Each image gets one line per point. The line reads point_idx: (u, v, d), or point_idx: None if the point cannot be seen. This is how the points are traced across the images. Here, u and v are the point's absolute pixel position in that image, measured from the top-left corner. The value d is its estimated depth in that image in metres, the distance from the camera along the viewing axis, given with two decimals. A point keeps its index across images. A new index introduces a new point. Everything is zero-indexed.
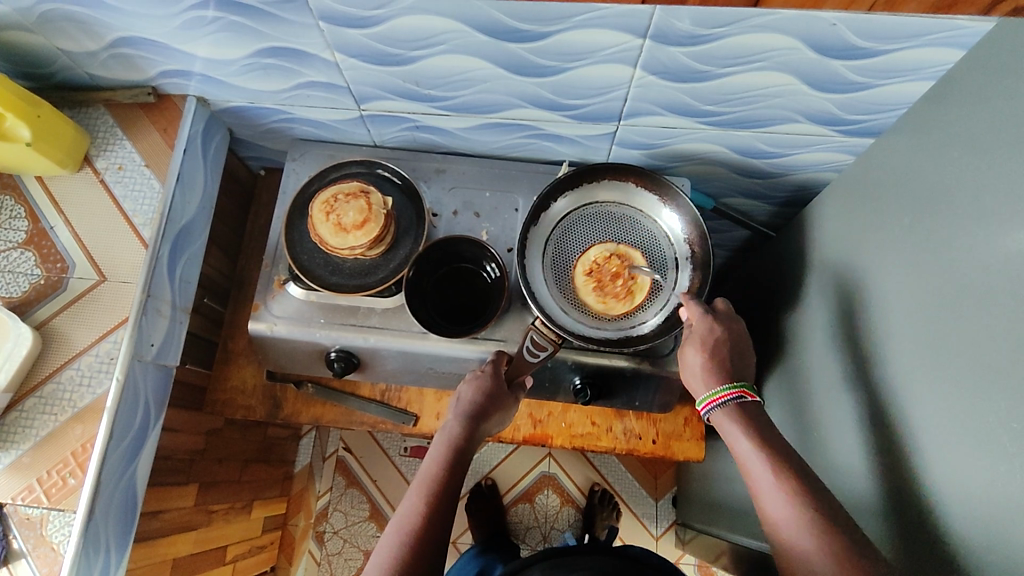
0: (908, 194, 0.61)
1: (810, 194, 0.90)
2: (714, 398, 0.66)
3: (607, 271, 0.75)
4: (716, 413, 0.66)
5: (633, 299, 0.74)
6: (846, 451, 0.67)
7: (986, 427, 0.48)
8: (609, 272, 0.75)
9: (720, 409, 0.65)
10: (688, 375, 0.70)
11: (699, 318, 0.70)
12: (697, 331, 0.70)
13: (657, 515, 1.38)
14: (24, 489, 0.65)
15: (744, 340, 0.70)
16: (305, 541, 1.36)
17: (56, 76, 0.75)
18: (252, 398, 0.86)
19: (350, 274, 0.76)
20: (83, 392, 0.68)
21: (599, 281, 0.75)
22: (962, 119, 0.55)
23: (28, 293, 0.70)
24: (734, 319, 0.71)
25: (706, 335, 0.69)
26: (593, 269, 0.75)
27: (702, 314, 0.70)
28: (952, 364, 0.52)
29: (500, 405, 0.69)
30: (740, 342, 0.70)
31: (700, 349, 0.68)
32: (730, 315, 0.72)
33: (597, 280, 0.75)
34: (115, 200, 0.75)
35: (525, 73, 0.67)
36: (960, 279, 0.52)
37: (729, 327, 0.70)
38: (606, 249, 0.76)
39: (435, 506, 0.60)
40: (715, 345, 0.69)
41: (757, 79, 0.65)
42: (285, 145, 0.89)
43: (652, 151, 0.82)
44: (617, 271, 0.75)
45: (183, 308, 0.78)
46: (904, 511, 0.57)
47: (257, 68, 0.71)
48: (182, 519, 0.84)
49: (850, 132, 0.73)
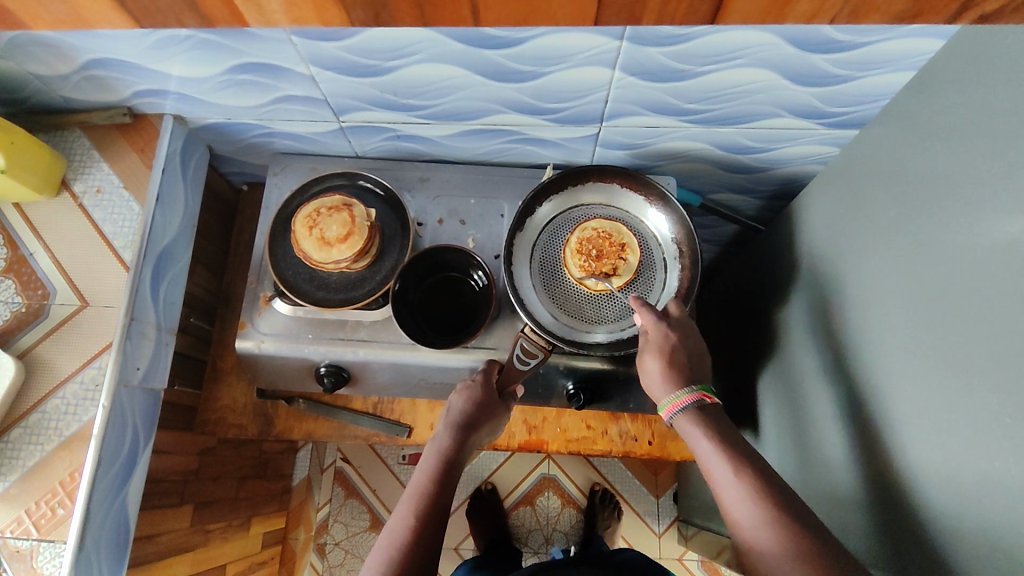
0: (894, 185, 0.60)
1: (796, 188, 0.90)
2: (675, 402, 0.64)
3: (598, 247, 0.75)
4: (678, 416, 0.64)
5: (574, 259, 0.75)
6: (837, 444, 0.66)
7: (976, 423, 0.47)
8: (599, 264, 0.74)
9: (682, 413, 0.64)
10: (646, 383, 0.69)
11: (656, 326, 0.68)
12: (654, 339, 0.68)
13: (659, 513, 1.38)
14: (13, 521, 0.64)
15: (699, 347, 0.69)
16: (307, 554, 1.35)
17: (29, 99, 0.74)
18: (243, 417, 0.86)
19: (336, 288, 0.75)
20: (69, 421, 0.67)
21: (596, 253, 0.75)
22: (945, 108, 0.55)
23: (10, 321, 0.69)
24: (687, 325, 0.70)
25: (663, 343, 0.67)
26: (600, 253, 0.75)
27: (654, 320, 0.69)
28: (939, 358, 0.51)
29: (491, 415, 0.69)
30: (695, 347, 0.69)
31: (659, 357, 0.67)
32: (685, 321, 0.70)
33: (594, 253, 0.75)
34: (94, 223, 0.74)
35: (503, 79, 0.66)
36: (946, 272, 0.52)
37: (683, 335, 0.69)
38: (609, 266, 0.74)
39: (426, 517, 0.59)
40: (673, 360, 0.67)
41: (737, 75, 0.64)
42: (265, 159, 0.88)
43: (635, 151, 0.81)
44: (599, 264, 0.74)
45: (168, 329, 0.78)
46: (894, 506, 0.56)
47: (233, 84, 0.70)
48: (178, 541, 0.83)
49: (832, 124, 0.73)
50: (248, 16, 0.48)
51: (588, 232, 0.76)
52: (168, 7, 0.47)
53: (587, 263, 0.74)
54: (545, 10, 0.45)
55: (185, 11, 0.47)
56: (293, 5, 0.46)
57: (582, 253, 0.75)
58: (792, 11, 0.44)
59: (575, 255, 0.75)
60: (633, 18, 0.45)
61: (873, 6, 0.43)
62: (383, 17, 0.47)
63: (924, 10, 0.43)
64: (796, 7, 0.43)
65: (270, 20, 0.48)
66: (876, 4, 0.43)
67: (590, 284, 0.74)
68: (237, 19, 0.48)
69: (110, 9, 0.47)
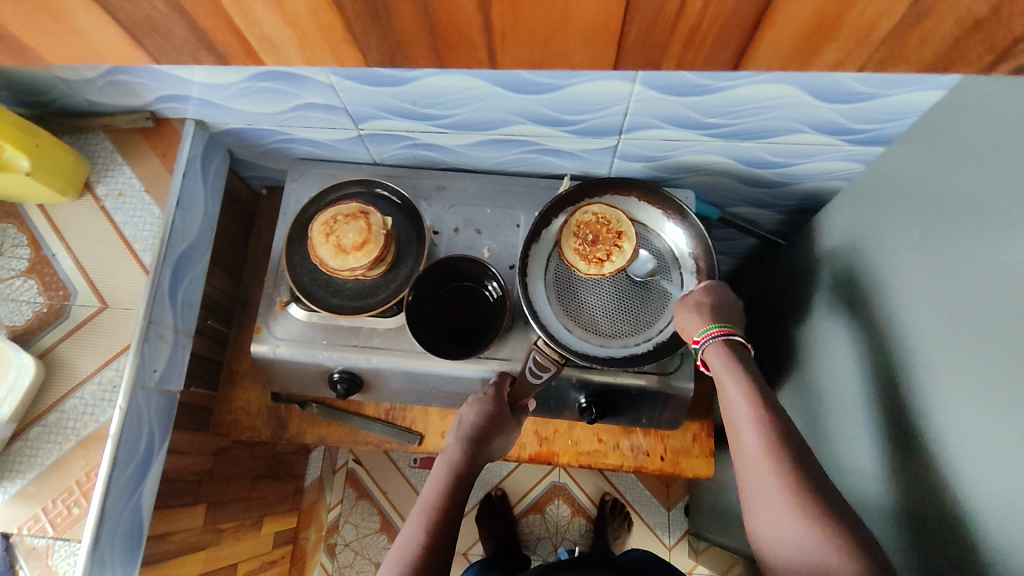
0: (921, 206, 0.59)
1: (819, 203, 0.88)
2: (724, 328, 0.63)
3: (595, 233, 0.74)
4: (717, 352, 0.62)
5: (570, 242, 0.74)
6: (857, 466, 0.65)
7: (1001, 459, 0.46)
8: (594, 248, 0.73)
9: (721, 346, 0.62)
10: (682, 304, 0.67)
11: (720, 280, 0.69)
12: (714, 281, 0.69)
13: (669, 525, 1.36)
14: (29, 518, 0.65)
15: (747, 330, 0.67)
16: (317, 554, 1.36)
17: (55, 103, 0.76)
18: (257, 419, 0.86)
19: (351, 295, 0.76)
20: (87, 420, 0.68)
21: (592, 237, 0.74)
22: (975, 131, 0.53)
23: (32, 320, 0.71)
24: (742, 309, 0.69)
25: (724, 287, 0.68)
26: (593, 237, 0.74)
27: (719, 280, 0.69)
28: (965, 389, 0.50)
29: (502, 429, 0.68)
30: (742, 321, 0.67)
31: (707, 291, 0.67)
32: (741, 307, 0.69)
33: (591, 238, 0.74)
34: (115, 225, 0.75)
35: (522, 91, 0.66)
36: (973, 300, 0.50)
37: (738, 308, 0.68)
38: (603, 249, 0.73)
39: (437, 533, 0.58)
40: (716, 295, 0.66)
41: (759, 91, 0.63)
42: (285, 164, 0.89)
43: (654, 163, 0.80)
44: (595, 246, 0.73)
45: (185, 332, 0.78)
46: (916, 532, 0.55)
47: (253, 91, 0.70)
48: (190, 540, 0.84)
49: (857, 140, 0.71)
50: (260, 53, 0.45)
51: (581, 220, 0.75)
52: (184, 45, 0.45)
53: (583, 246, 0.73)
54: (564, 49, 0.41)
55: (200, 49, 0.45)
56: (307, 45, 0.44)
57: (579, 237, 0.74)
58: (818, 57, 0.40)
59: (572, 237, 0.74)
60: (652, 62, 0.42)
61: (901, 56, 0.40)
62: (395, 59, 0.44)
63: (956, 60, 0.39)
64: (823, 53, 0.39)
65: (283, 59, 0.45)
66: (908, 52, 0.39)
67: (581, 266, 0.73)
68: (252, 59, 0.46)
69: (131, 46, 0.45)
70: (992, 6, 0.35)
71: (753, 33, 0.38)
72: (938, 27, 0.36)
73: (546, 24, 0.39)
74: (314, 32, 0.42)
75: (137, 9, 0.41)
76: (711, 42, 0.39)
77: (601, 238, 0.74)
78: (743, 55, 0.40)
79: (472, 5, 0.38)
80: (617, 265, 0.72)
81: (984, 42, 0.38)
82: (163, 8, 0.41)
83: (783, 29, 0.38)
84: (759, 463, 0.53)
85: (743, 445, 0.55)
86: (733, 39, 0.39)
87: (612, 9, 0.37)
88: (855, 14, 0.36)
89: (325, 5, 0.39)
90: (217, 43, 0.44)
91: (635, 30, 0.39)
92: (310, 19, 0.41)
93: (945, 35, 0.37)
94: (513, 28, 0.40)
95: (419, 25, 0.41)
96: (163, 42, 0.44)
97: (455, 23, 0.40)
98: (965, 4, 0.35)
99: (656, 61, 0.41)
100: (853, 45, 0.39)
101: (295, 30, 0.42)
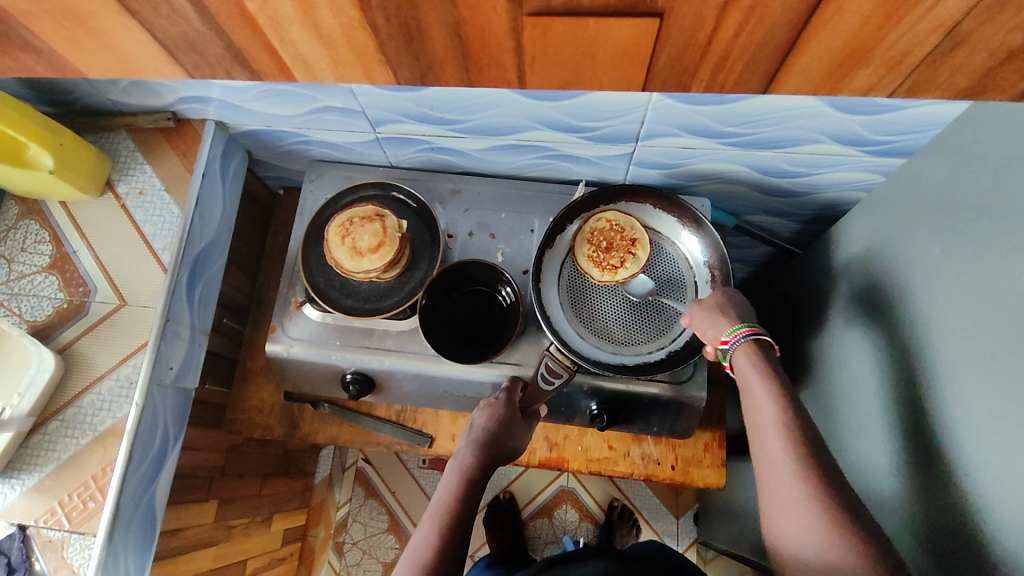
0: (940, 220, 0.58)
1: (836, 213, 0.87)
2: (753, 329, 0.61)
3: (609, 241, 0.74)
4: (749, 355, 0.59)
5: (583, 248, 0.75)
6: (871, 481, 0.65)
7: (1019, 480, 0.45)
8: (608, 256, 0.73)
9: (750, 348, 0.59)
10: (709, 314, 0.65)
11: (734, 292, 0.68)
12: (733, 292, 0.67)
13: (678, 533, 1.36)
14: (46, 511, 0.66)
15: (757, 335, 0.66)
16: (325, 552, 1.37)
17: (79, 102, 0.77)
18: (269, 418, 0.87)
19: (365, 297, 0.76)
20: (104, 416, 0.69)
21: (606, 245, 0.74)
22: (998, 147, 0.53)
23: (52, 316, 0.72)
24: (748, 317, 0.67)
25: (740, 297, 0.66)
26: (608, 244, 0.74)
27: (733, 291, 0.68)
28: (983, 412, 0.49)
29: (513, 433, 0.69)
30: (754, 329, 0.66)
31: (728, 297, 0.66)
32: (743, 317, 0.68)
33: (604, 245, 0.74)
34: (135, 224, 0.76)
35: (540, 98, 0.66)
36: (993, 320, 0.49)
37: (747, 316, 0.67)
38: (618, 257, 0.73)
39: (450, 537, 0.58)
40: (740, 305, 0.65)
41: (778, 102, 0.63)
42: (302, 165, 0.90)
43: (671, 171, 0.80)
44: (610, 252, 0.73)
45: (202, 330, 0.79)
46: (931, 549, 0.55)
47: (274, 94, 0.71)
48: (201, 535, 0.85)
49: (877, 152, 0.71)
50: (295, 73, 0.41)
51: (597, 227, 0.75)
52: (218, 62, 0.41)
53: (596, 253, 0.74)
54: (588, 76, 0.39)
55: (236, 66, 0.41)
56: (340, 64, 0.40)
57: (593, 244, 0.74)
58: (848, 85, 0.37)
59: (585, 244, 0.75)
60: (680, 85, 0.39)
61: (932, 83, 0.36)
62: (429, 78, 0.41)
63: (988, 87, 0.36)
64: (856, 79, 0.37)
65: (316, 76, 0.41)
66: (941, 78, 0.36)
67: (594, 272, 0.73)
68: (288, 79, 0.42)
69: (166, 61, 0.41)
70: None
71: (782, 63, 0.36)
72: (971, 58, 0.34)
73: (574, 49, 0.36)
74: (347, 53, 0.38)
75: (173, 24, 0.37)
76: (742, 68, 0.36)
77: (616, 246, 0.74)
78: (771, 79, 0.37)
79: (507, 27, 0.35)
80: (631, 271, 0.73)
81: (1017, 73, 0.35)
82: (198, 22, 0.36)
83: (815, 58, 0.35)
84: (785, 474, 0.51)
85: (769, 445, 0.53)
86: (763, 65, 0.36)
87: (640, 35, 0.34)
88: (888, 45, 0.34)
89: (361, 26, 0.36)
90: (252, 61, 0.40)
91: (665, 56, 0.36)
92: (344, 40, 0.37)
93: (978, 64, 0.34)
94: (547, 55, 0.37)
95: (452, 48, 0.37)
96: (199, 59, 0.40)
97: (488, 47, 0.37)
98: (999, 36, 0.32)
99: (685, 84, 0.39)
100: (884, 74, 0.36)
101: (331, 51, 0.38)
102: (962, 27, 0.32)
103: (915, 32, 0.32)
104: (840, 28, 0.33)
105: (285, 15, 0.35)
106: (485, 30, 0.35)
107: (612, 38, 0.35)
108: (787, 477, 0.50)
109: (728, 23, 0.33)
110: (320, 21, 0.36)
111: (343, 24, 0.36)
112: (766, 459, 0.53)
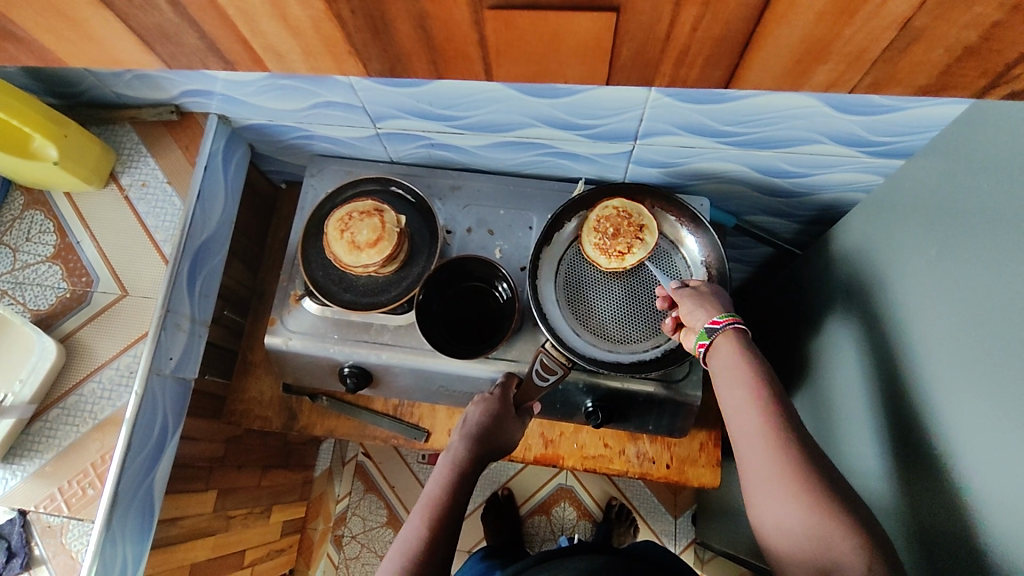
0: (937, 223, 0.58)
1: (837, 214, 0.87)
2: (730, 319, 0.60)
3: (616, 228, 0.74)
4: (727, 348, 0.58)
5: (590, 234, 0.75)
6: (864, 482, 0.64)
7: (1009, 480, 0.45)
8: (615, 242, 0.73)
9: (727, 342, 0.59)
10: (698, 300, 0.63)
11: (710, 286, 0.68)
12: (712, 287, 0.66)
13: (676, 533, 1.36)
14: (46, 497, 0.67)
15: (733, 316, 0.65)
16: (323, 545, 1.38)
17: (83, 94, 0.78)
18: (268, 410, 0.88)
19: (362, 291, 0.76)
20: (103, 405, 0.70)
21: (612, 233, 0.74)
22: (993, 149, 0.52)
23: (55, 306, 0.73)
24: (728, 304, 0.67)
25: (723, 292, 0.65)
26: (614, 231, 0.74)
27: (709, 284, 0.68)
28: (977, 413, 0.49)
29: (506, 429, 0.69)
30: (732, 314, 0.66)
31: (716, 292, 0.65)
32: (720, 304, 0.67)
33: (611, 234, 0.74)
34: (138, 215, 0.77)
35: (539, 95, 0.66)
36: (986, 322, 0.49)
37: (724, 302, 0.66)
38: (624, 245, 0.73)
39: (438, 529, 0.58)
40: (723, 295, 0.64)
41: (776, 102, 0.63)
42: (304, 159, 0.90)
43: (670, 169, 0.80)
44: (617, 239, 0.73)
45: (202, 321, 0.80)
46: (924, 551, 0.54)
47: (276, 88, 0.72)
48: (199, 525, 0.85)
49: (876, 153, 0.70)
50: (268, 64, 0.42)
51: (603, 213, 0.75)
52: (195, 53, 0.41)
53: (602, 241, 0.74)
54: (556, 69, 0.39)
55: (212, 57, 0.41)
56: (310, 53, 0.40)
57: (599, 232, 0.74)
58: (808, 80, 0.37)
59: (592, 232, 0.74)
60: (645, 80, 0.39)
61: (892, 78, 0.36)
62: (399, 70, 0.41)
63: (949, 83, 0.36)
64: (816, 74, 0.37)
65: (290, 68, 0.42)
66: (901, 74, 0.36)
67: (602, 261, 0.74)
68: (259, 68, 0.42)
69: (145, 51, 0.41)
70: (984, 34, 0.32)
71: (741, 58, 0.36)
72: (928, 54, 0.34)
73: (537, 43, 0.36)
74: (319, 45, 0.39)
75: (147, 15, 0.37)
76: (704, 62, 0.37)
77: (621, 234, 0.74)
78: (737, 75, 0.37)
79: (471, 21, 0.35)
80: (640, 256, 0.73)
81: (977, 68, 0.34)
82: (171, 14, 0.37)
83: (775, 50, 0.35)
84: (762, 470, 0.50)
85: (746, 443, 0.52)
86: (723, 59, 0.36)
87: (603, 30, 0.35)
88: (844, 40, 0.34)
89: (328, 18, 0.36)
90: (226, 52, 0.40)
91: (627, 50, 0.36)
92: (314, 31, 0.38)
93: (936, 61, 0.34)
94: (509, 47, 0.37)
95: (419, 41, 0.38)
96: (176, 50, 0.41)
97: (455, 40, 0.37)
98: (953, 33, 0.32)
99: (649, 78, 0.39)
100: (844, 69, 0.36)
101: (301, 42, 0.39)
102: (915, 22, 0.32)
103: (870, 28, 0.32)
104: (797, 24, 0.33)
105: (256, 7, 0.36)
106: (447, 22, 0.36)
107: (573, 32, 0.35)
108: (759, 472, 0.50)
109: (686, 18, 0.33)
110: (288, 13, 0.36)
111: (311, 16, 0.36)
112: (746, 456, 0.52)
